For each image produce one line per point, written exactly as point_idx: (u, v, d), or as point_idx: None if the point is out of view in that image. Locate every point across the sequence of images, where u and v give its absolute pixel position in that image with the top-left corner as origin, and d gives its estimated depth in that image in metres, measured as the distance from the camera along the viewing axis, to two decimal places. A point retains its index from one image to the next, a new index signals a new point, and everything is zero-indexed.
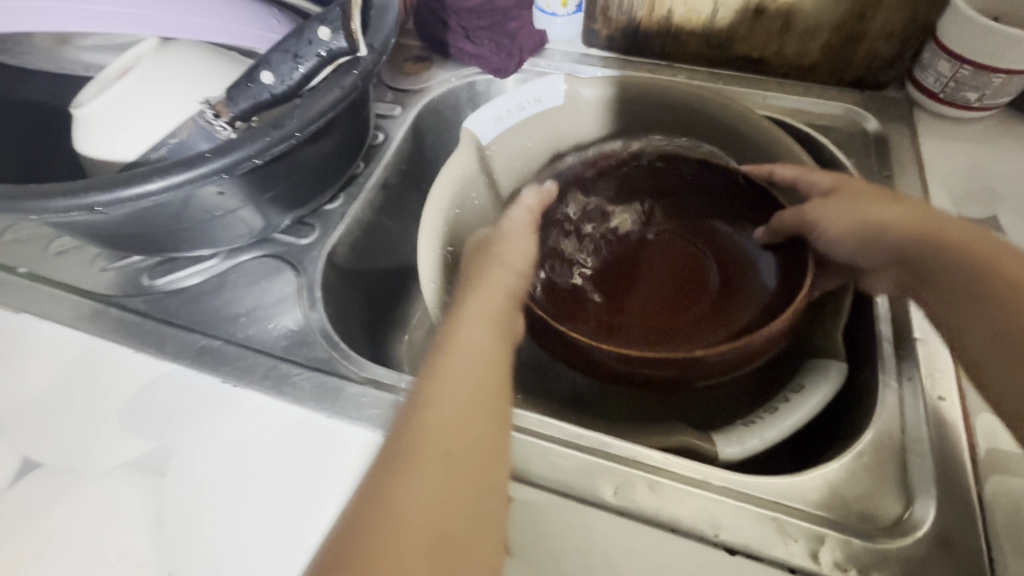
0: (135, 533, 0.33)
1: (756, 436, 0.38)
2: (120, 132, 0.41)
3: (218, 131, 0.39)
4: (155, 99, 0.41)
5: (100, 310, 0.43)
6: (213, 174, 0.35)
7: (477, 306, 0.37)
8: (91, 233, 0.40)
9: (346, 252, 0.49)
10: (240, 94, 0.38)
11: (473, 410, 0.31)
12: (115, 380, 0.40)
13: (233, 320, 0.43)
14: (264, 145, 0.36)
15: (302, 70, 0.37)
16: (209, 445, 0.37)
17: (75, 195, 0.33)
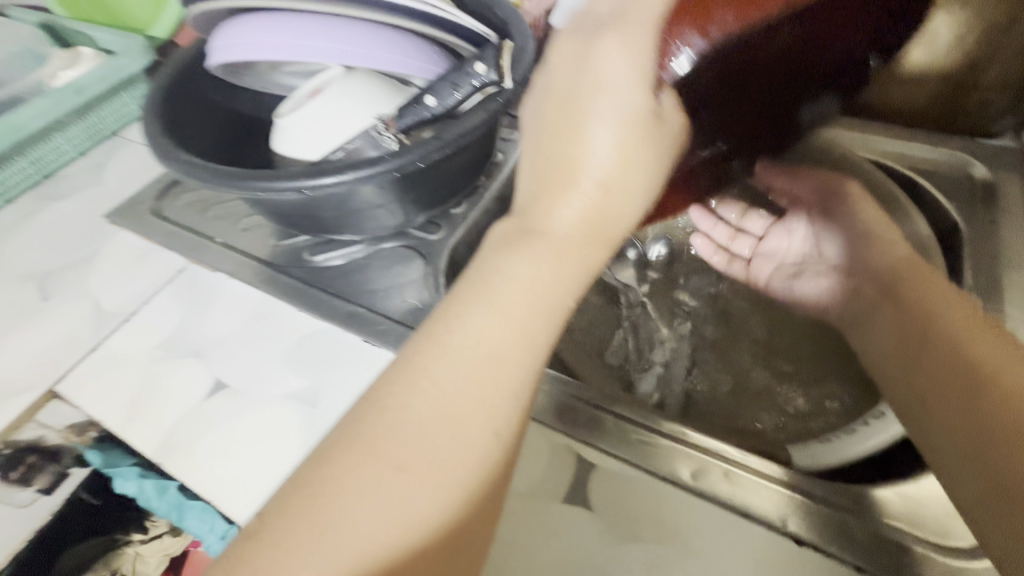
0: (294, 448, 0.42)
1: (828, 453, 0.45)
2: (311, 138, 0.52)
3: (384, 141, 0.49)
4: (338, 113, 0.52)
5: (275, 275, 0.54)
6: (388, 171, 0.44)
7: (522, 258, 0.33)
8: (279, 214, 0.51)
9: (465, 250, 0.58)
10: (407, 112, 0.48)
11: (496, 357, 0.31)
12: (281, 331, 0.50)
13: (373, 294, 0.52)
14: (427, 150, 0.44)
15: (459, 95, 0.46)
16: (351, 390, 0.45)
17: (290, 181, 0.44)
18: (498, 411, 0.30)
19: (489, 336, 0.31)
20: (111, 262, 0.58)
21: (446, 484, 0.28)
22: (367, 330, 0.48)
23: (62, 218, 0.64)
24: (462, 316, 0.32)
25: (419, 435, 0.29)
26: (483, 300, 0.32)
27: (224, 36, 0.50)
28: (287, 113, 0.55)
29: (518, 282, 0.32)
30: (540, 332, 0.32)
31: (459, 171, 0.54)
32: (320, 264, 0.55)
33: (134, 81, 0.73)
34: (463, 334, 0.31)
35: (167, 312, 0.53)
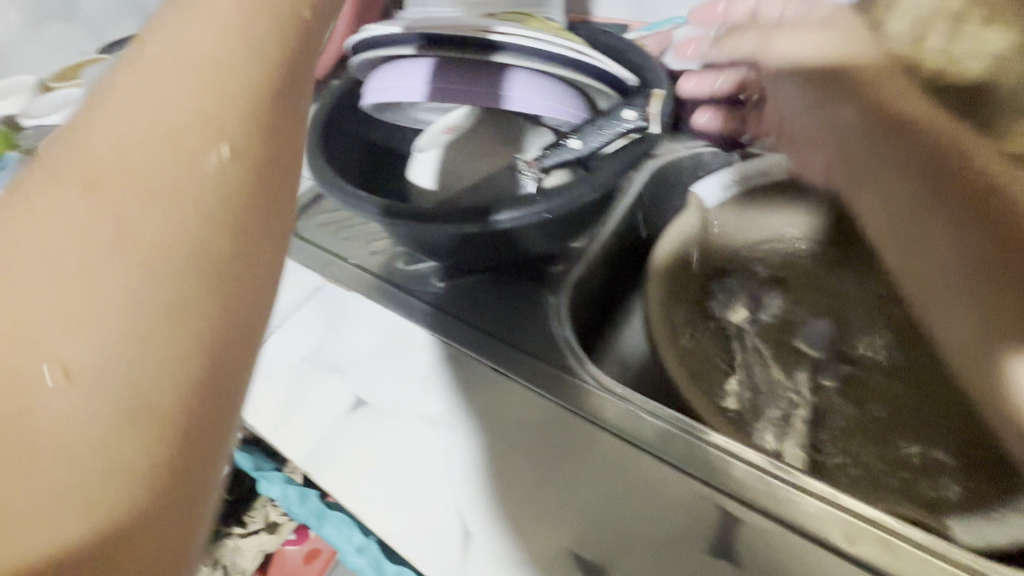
0: (433, 470, 0.44)
1: (988, 527, 0.43)
2: (450, 171, 0.55)
3: (526, 181, 0.52)
4: (481, 150, 0.54)
5: (407, 300, 0.57)
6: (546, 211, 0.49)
7: (222, 87, 0.25)
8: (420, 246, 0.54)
9: (584, 284, 0.59)
10: (552, 154, 0.52)
11: (171, 194, 0.23)
12: (414, 354, 0.52)
13: (500, 322, 0.54)
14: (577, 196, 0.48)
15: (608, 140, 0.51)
16: (483, 417, 0.47)
17: (451, 219, 0.48)
18: (205, 245, 0.23)
19: (170, 143, 0.24)
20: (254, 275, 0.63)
21: (51, 326, 0.21)
22: (500, 356, 0.50)
23: None
24: (100, 116, 0.24)
25: (72, 226, 0.22)
26: (146, 90, 0.24)
27: (380, 74, 0.54)
28: (422, 147, 0.58)
29: (183, 59, 0.25)
30: (232, 118, 0.25)
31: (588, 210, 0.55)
32: (448, 288, 0.58)
33: None
34: (136, 139, 0.23)
35: (308, 327, 0.57)
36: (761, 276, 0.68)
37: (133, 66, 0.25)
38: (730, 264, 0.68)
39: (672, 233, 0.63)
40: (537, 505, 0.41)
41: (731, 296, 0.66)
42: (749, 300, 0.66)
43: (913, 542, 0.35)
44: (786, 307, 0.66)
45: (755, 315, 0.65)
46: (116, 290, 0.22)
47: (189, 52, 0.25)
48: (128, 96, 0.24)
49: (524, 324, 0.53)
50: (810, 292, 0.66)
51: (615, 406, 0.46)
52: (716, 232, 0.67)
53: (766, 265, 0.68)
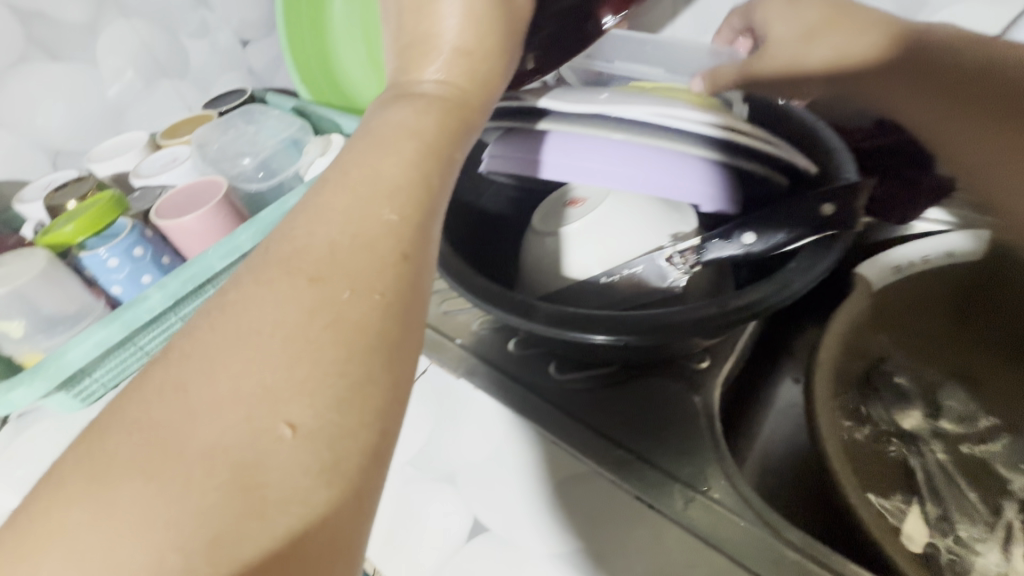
0: None
1: None
2: (589, 252, 0.49)
3: (674, 273, 0.45)
4: (624, 231, 0.49)
5: (524, 394, 0.50)
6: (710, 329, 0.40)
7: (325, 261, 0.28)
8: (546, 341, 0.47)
9: (728, 382, 0.51)
10: (712, 246, 0.43)
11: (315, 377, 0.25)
12: (540, 469, 0.45)
13: (640, 435, 0.46)
14: (755, 302, 0.40)
15: (787, 237, 0.41)
16: (634, 566, 0.39)
17: (599, 328, 0.41)
18: (342, 428, 0.25)
19: (305, 309, 0.26)
20: None
21: (229, 477, 0.23)
22: (647, 482, 0.43)
23: None
24: (244, 288, 0.27)
25: (241, 399, 0.24)
26: (282, 262, 0.28)
27: (515, 147, 0.47)
28: (550, 225, 0.52)
29: (314, 236, 0.29)
30: (370, 276, 0.28)
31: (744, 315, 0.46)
32: (570, 381, 0.50)
33: None
34: (267, 305, 0.27)
35: (414, 421, 0.51)
36: (933, 373, 0.56)
37: (282, 251, 0.28)
38: (902, 363, 0.56)
39: (841, 320, 0.53)
40: None
41: (902, 398, 0.55)
42: (923, 402, 0.55)
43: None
44: (971, 413, 0.54)
45: (931, 421, 0.54)
46: (298, 453, 0.24)
47: (358, 248, 0.28)
48: (265, 271, 0.28)
49: (668, 438, 0.46)
50: (1001, 395, 0.55)
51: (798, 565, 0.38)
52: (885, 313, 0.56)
53: (938, 357, 0.57)
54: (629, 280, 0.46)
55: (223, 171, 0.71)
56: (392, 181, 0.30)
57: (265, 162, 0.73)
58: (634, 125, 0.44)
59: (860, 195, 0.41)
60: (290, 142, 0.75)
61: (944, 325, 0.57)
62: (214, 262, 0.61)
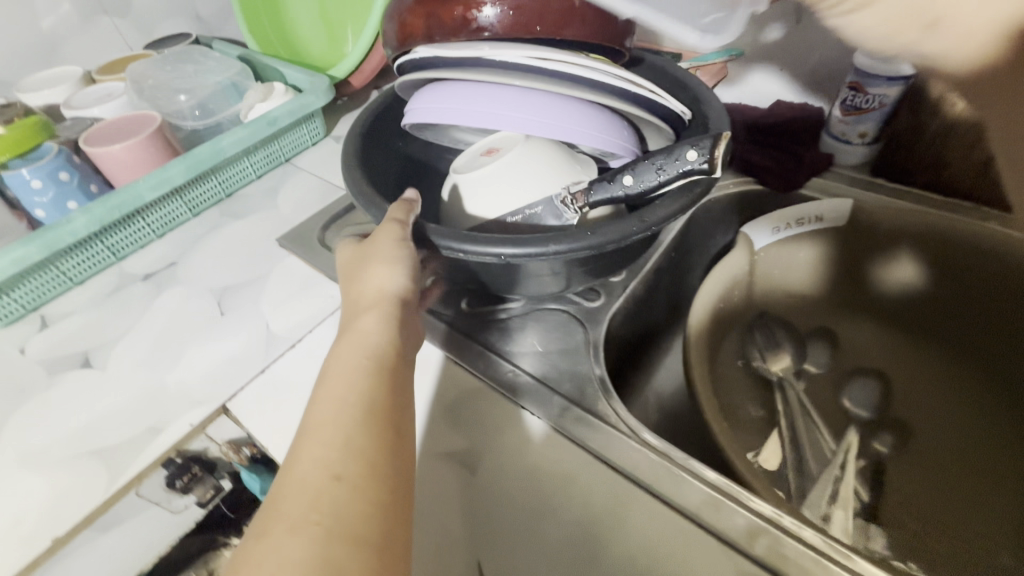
0: (451, 514, 0.41)
1: None
2: (499, 194, 0.53)
3: (567, 212, 0.50)
4: (530, 175, 0.52)
5: (433, 322, 0.54)
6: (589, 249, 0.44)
7: (309, 485, 0.31)
8: (450, 271, 0.51)
9: (620, 321, 0.56)
10: (601, 187, 0.49)
11: None
12: (441, 383, 0.50)
13: (530, 357, 0.51)
14: (629, 233, 0.44)
15: (661, 179, 0.47)
16: (508, 463, 0.44)
17: (496, 245, 0.43)
18: None
19: (304, 550, 0.28)
20: (280, 286, 0.61)
21: None
22: (528, 394, 0.47)
23: (240, 235, 0.69)
24: (242, 559, 0.29)
25: None
26: (276, 498, 0.31)
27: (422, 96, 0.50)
28: (467, 171, 0.56)
29: (302, 474, 0.32)
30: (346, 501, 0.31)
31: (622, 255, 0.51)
32: (476, 313, 0.55)
33: (312, 115, 0.79)
34: (266, 555, 0.28)
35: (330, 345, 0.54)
36: (855, 339, 0.63)
37: (272, 507, 0.31)
38: (834, 333, 0.64)
39: (723, 273, 0.59)
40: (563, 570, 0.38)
41: (776, 345, 0.61)
42: (793, 350, 0.62)
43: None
44: (888, 372, 0.60)
45: (797, 366, 0.61)
46: None
47: (342, 449, 0.33)
48: (270, 512, 0.31)
49: (560, 364, 0.50)
50: (866, 347, 0.63)
51: (650, 460, 0.42)
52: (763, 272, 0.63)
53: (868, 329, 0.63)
54: (530, 220, 0.51)
55: (159, 107, 0.72)
56: (350, 401, 0.36)
57: (202, 102, 0.74)
58: (529, 71, 0.48)
59: (725, 145, 0.46)
60: (228, 87, 0.75)
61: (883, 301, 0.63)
62: (144, 192, 0.63)
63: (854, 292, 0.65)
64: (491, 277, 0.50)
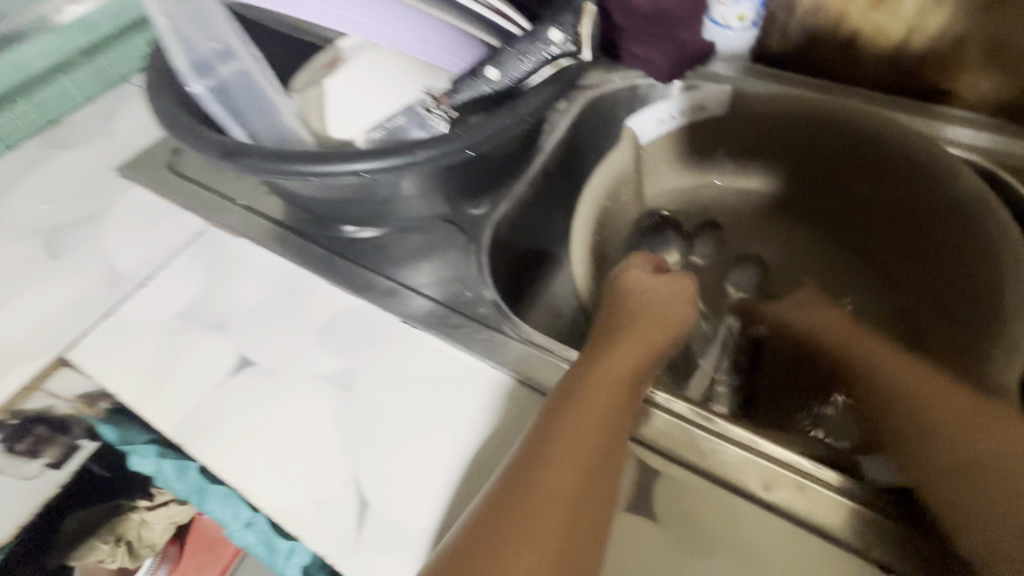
0: (326, 434, 0.39)
1: None
2: (357, 112, 0.45)
3: (432, 120, 0.42)
4: (385, 80, 0.45)
5: (302, 244, 0.50)
6: (462, 148, 0.40)
7: None
8: (309, 204, 0.47)
9: (508, 227, 0.54)
10: (465, 86, 0.41)
11: None
12: (312, 305, 0.46)
13: (409, 272, 0.49)
14: (512, 121, 0.41)
15: (526, 68, 0.41)
16: (386, 375, 0.42)
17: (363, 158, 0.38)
18: None
19: None
20: (121, 220, 0.53)
21: None
22: (405, 311, 0.45)
23: (72, 167, 0.59)
24: None
25: None
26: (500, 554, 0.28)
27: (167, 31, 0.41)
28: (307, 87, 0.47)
29: None
30: None
31: (499, 154, 0.48)
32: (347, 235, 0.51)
33: (143, 22, 0.66)
34: None
35: (185, 279, 0.48)
36: (779, 230, 0.64)
37: None
38: (764, 232, 0.64)
39: (608, 170, 0.57)
40: (446, 470, 0.37)
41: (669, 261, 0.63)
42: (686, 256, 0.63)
43: (834, 489, 0.34)
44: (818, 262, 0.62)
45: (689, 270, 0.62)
46: None
47: None
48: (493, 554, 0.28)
49: (441, 276, 0.48)
50: (756, 232, 0.65)
51: (534, 357, 0.41)
52: (651, 168, 0.61)
53: (776, 223, 0.64)
54: (390, 134, 0.44)
55: None
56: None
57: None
58: None
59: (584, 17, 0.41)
60: None
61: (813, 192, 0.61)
62: None
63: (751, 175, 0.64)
64: (361, 195, 0.46)
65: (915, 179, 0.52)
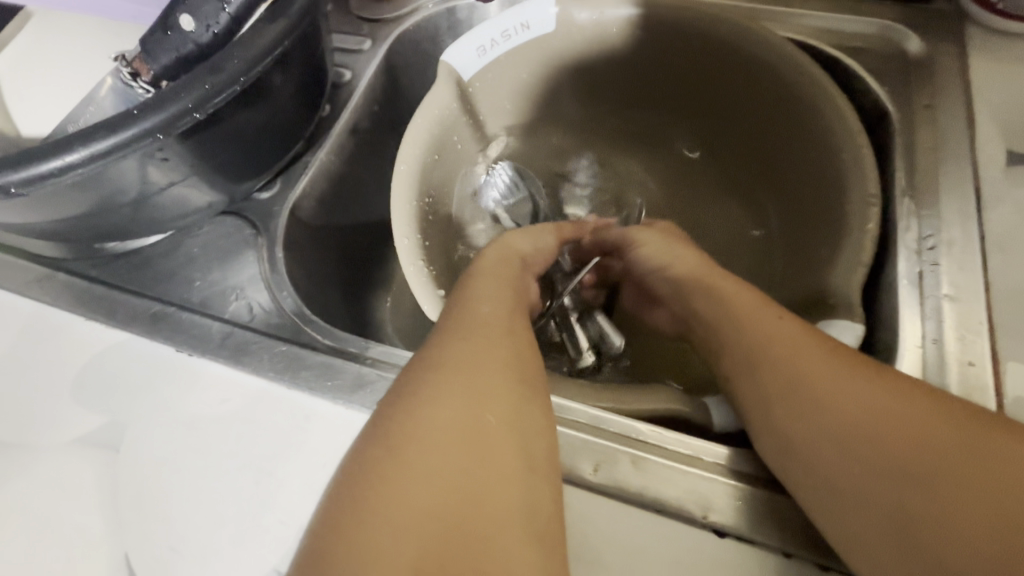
0: (91, 510, 0.32)
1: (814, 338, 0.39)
2: (43, 101, 0.35)
3: (139, 95, 0.33)
4: (88, 59, 0.35)
5: (49, 275, 0.40)
6: (149, 135, 0.28)
7: None
8: (33, 233, 0.37)
9: (314, 206, 0.45)
10: (159, 45, 0.31)
11: None
12: (65, 350, 0.37)
13: (189, 285, 0.40)
14: (215, 77, 0.29)
15: (229, 12, 0.30)
16: (161, 420, 0.34)
17: (46, 159, 0.27)
18: None
19: None
20: None
21: None
22: (179, 337, 0.37)
23: None
24: None
25: None
26: (357, 526, 0.23)
27: None
28: None
29: None
30: None
31: (269, 123, 0.39)
32: (107, 253, 0.41)
33: None
34: None
35: None
36: (626, 155, 0.58)
37: None
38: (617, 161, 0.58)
39: (427, 118, 0.47)
40: (234, 526, 0.31)
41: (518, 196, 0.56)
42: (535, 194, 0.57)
43: (709, 468, 0.31)
44: (673, 185, 0.56)
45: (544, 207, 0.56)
46: None
47: None
48: (346, 527, 0.23)
49: (228, 284, 0.40)
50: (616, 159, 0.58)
51: (336, 368, 0.35)
52: (485, 108, 0.52)
53: (620, 149, 0.58)
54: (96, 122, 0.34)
55: None
56: None
57: None
58: None
59: None
60: None
61: (660, 114, 0.55)
62: None
63: (598, 96, 0.56)
64: (99, 220, 0.36)
65: (767, 80, 0.46)
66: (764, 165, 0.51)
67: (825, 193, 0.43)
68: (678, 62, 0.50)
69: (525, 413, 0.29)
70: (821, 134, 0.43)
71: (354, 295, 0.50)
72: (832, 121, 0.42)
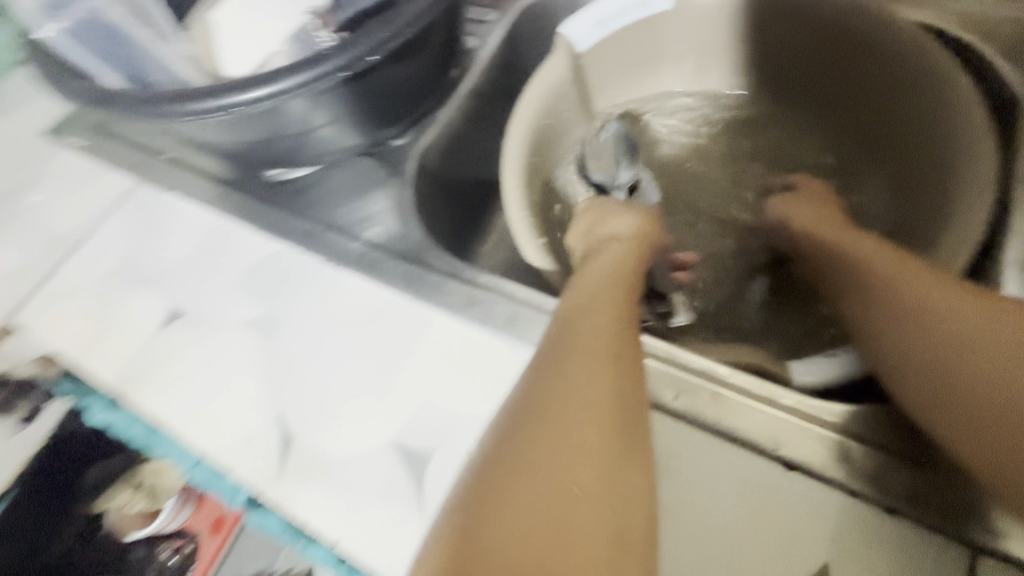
0: (254, 375, 0.40)
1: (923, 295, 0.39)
2: (243, 46, 0.43)
3: (320, 42, 0.41)
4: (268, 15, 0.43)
5: (226, 193, 0.49)
6: (336, 72, 0.35)
7: None
8: (222, 155, 0.46)
9: (436, 157, 0.51)
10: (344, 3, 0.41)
11: None
12: (237, 253, 0.46)
13: (333, 210, 0.47)
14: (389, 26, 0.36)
15: None
16: (310, 314, 0.42)
17: (261, 86, 0.34)
18: None
19: None
20: (54, 183, 0.55)
21: None
22: (326, 251, 0.44)
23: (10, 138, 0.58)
24: None
25: None
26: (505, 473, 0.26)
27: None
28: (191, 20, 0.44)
29: None
30: None
31: (412, 77, 0.45)
32: (270, 181, 0.50)
33: None
34: None
35: (119, 235, 0.50)
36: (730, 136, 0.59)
37: None
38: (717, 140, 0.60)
39: (542, 84, 0.51)
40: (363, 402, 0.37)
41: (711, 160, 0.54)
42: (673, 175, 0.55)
43: (786, 410, 0.33)
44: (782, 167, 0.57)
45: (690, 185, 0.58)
46: None
47: None
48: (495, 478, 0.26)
49: (364, 214, 0.47)
50: None
51: (453, 288, 0.40)
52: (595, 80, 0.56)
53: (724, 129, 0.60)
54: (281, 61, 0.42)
55: None
56: None
57: None
58: None
59: None
60: None
61: (774, 97, 0.56)
62: None
63: (705, 76, 0.58)
64: (271, 148, 0.44)
65: (891, 63, 0.46)
66: (878, 155, 0.51)
67: (938, 179, 0.43)
68: (802, 39, 0.52)
69: (638, 356, 0.32)
70: (940, 119, 0.43)
71: (460, 242, 0.56)
72: (952, 106, 0.42)
